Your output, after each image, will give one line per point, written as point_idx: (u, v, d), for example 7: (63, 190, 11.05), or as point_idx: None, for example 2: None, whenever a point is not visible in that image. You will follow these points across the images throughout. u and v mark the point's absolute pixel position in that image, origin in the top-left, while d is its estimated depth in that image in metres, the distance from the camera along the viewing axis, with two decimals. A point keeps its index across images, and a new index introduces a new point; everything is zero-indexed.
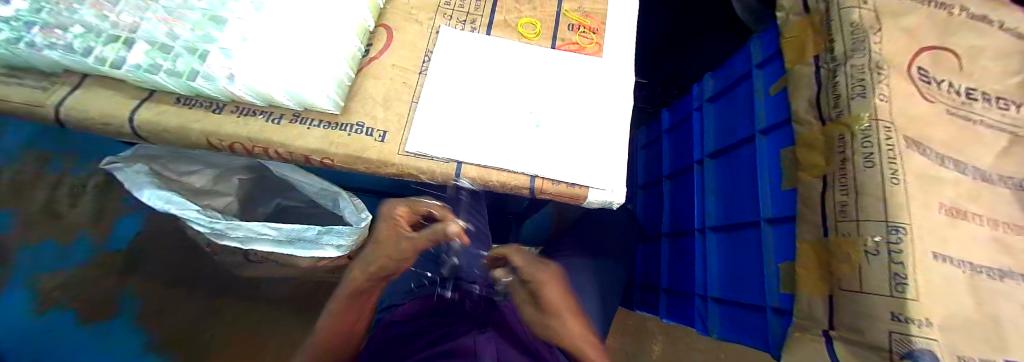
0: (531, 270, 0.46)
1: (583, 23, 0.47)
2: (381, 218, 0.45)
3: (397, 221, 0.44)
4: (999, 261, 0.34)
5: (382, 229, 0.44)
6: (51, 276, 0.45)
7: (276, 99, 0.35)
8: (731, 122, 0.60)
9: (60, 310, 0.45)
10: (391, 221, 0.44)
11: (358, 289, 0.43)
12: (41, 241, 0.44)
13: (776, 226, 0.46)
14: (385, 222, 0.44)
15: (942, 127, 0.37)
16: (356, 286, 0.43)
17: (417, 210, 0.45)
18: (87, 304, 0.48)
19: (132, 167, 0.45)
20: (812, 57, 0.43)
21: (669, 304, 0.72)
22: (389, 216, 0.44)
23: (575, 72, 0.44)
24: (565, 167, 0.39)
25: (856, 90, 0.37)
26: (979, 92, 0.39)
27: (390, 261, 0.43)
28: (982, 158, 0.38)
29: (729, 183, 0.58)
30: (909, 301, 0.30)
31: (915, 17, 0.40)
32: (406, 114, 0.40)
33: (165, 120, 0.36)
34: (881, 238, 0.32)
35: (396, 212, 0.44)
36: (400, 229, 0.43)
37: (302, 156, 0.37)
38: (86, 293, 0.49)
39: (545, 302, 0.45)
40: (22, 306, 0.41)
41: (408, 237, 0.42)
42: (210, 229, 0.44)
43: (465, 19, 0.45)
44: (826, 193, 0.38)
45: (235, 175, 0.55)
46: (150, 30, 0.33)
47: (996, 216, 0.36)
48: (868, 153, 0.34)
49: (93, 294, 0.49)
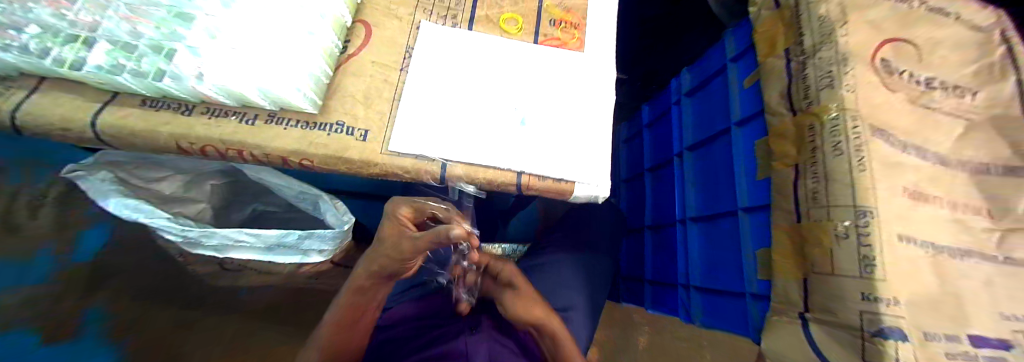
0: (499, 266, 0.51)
1: (565, 18, 0.47)
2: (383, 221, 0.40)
3: (401, 221, 0.39)
4: (958, 240, 0.36)
5: (385, 228, 0.40)
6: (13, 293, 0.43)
7: (250, 99, 0.34)
8: (708, 115, 0.61)
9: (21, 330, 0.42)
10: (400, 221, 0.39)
11: (358, 287, 0.41)
12: None
13: (752, 215, 0.48)
14: (389, 222, 0.40)
15: (905, 115, 0.39)
16: (357, 285, 0.41)
17: (423, 211, 0.41)
18: (42, 321, 0.45)
19: (97, 175, 0.43)
20: (784, 50, 0.45)
21: (654, 295, 0.73)
22: (392, 216, 0.40)
23: (557, 67, 0.44)
24: (550, 163, 0.39)
25: (824, 81, 0.38)
26: (938, 82, 0.42)
27: (392, 261, 0.39)
28: (941, 144, 0.40)
29: (708, 174, 0.59)
30: (876, 281, 0.31)
31: (878, 10, 0.42)
32: (388, 112, 0.39)
33: (132, 123, 0.34)
34: (850, 223, 0.33)
35: (400, 217, 0.39)
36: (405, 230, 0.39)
37: (279, 158, 0.36)
38: (40, 311, 0.45)
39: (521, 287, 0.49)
40: None
41: (410, 237, 0.37)
42: (183, 237, 0.42)
43: (446, 14, 0.45)
44: (798, 181, 0.39)
45: (208, 180, 0.53)
46: (111, 28, 0.31)
47: (955, 198, 0.38)
48: (836, 142, 0.36)
49: (51, 310, 0.46)
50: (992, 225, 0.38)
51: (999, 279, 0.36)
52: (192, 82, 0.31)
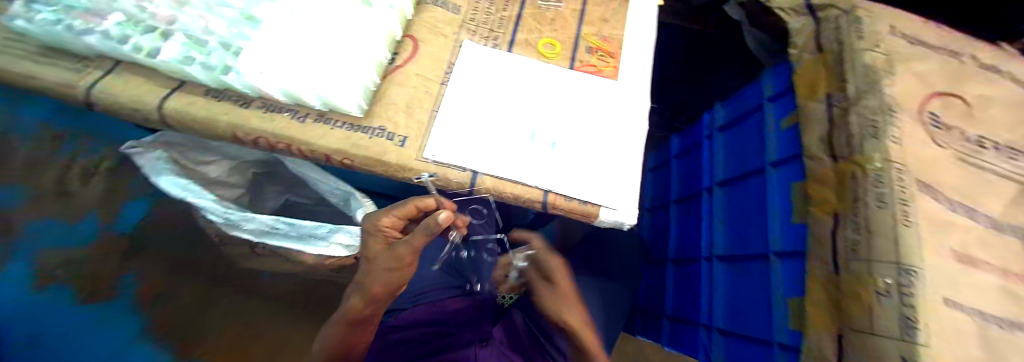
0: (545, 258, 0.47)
1: (602, 47, 0.48)
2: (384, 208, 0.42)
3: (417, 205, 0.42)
4: (1009, 310, 0.34)
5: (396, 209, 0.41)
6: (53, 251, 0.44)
7: (304, 99, 0.36)
8: (741, 152, 0.60)
9: (60, 285, 0.44)
10: (411, 202, 0.41)
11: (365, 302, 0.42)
12: (45, 218, 0.44)
13: (785, 261, 0.46)
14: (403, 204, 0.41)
15: (953, 172, 0.38)
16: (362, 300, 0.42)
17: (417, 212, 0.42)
18: (85, 279, 0.47)
19: (151, 154, 0.46)
20: (824, 95, 0.44)
21: (672, 334, 0.71)
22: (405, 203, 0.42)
23: (591, 93, 0.45)
24: (579, 184, 0.40)
25: (868, 130, 0.37)
26: (989, 141, 0.40)
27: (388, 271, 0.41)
28: (993, 206, 0.38)
29: (739, 213, 0.58)
30: (920, 346, 0.29)
31: (924, 65, 0.42)
32: (426, 122, 0.40)
33: (194, 110, 0.37)
34: (892, 280, 0.31)
35: (381, 220, 0.41)
36: (388, 237, 0.42)
37: (323, 155, 0.38)
38: (84, 269, 0.47)
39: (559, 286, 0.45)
40: (18, 280, 0.40)
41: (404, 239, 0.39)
42: (222, 220, 0.45)
43: (488, 36, 0.47)
44: (838, 230, 0.38)
45: (249, 168, 0.56)
46: (187, 23, 0.35)
47: (1006, 265, 0.36)
48: (879, 192, 0.35)
49: (96, 270, 0.49)
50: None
51: None
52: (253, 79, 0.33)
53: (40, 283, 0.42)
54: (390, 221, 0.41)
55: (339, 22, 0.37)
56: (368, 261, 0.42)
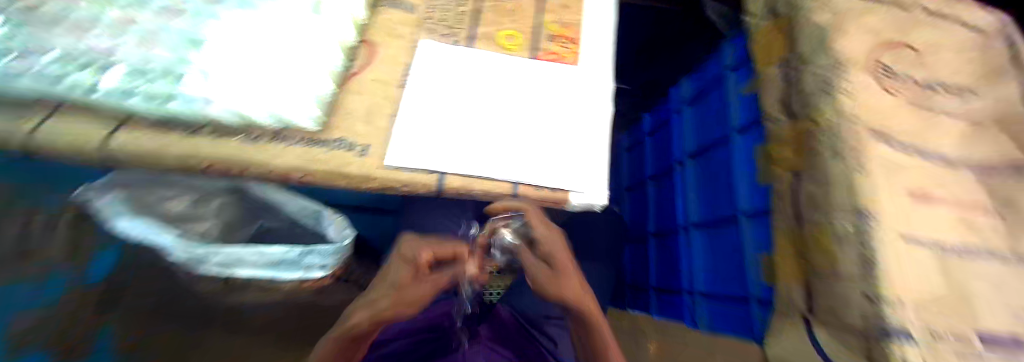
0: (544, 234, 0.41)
1: (562, 33, 0.48)
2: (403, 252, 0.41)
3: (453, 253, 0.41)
4: (969, 243, 0.35)
5: (417, 250, 0.40)
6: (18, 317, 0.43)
7: (250, 117, 0.34)
8: (706, 123, 0.62)
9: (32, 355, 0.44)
10: (452, 247, 0.42)
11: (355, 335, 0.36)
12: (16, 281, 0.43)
13: (755, 221, 0.47)
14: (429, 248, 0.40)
15: (905, 117, 0.39)
16: (350, 328, 0.36)
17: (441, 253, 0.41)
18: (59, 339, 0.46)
19: (111, 194, 0.45)
20: (780, 59, 0.45)
21: (660, 305, 0.71)
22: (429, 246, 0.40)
23: (554, 80, 0.45)
24: (549, 172, 0.40)
25: (819, 86, 0.38)
26: (940, 83, 0.41)
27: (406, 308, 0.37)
28: (946, 146, 0.39)
29: (709, 180, 0.59)
30: (880, 284, 0.29)
31: (872, 16, 0.43)
32: (388, 128, 0.40)
33: (144, 143, 0.36)
34: (851, 226, 0.32)
35: (420, 254, 0.39)
36: (420, 275, 0.39)
37: (282, 174, 0.37)
38: (54, 331, 0.46)
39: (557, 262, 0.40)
40: None
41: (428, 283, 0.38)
42: (187, 256, 0.44)
43: (446, 33, 0.46)
44: (799, 185, 0.39)
45: (216, 198, 0.54)
46: (127, 53, 0.33)
47: (964, 200, 0.37)
48: (834, 147, 0.35)
49: (65, 330, 0.47)
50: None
51: None
52: (201, 104, 0.33)
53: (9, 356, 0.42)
54: (430, 256, 0.40)
55: (286, 37, 0.37)
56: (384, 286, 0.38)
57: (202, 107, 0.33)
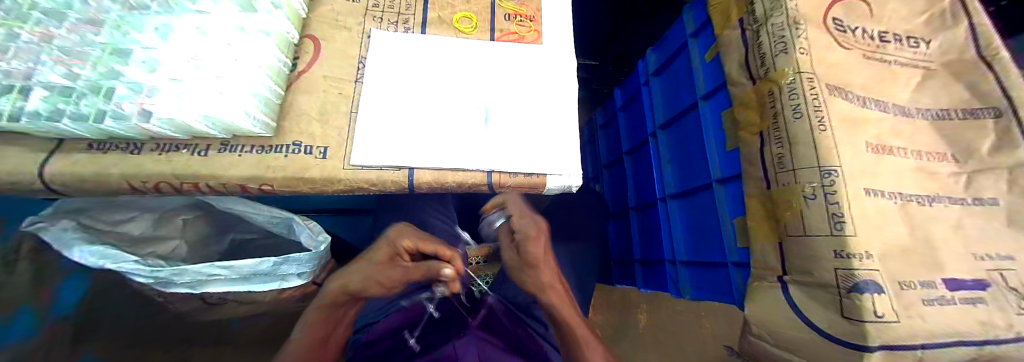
0: (518, 223, 0.49)
1: (520, 12, 0.47)
2: (383, 239, 0.45)
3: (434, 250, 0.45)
4: (925, 187, 0.37)
5: (402, 236, 0.45)
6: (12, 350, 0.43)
7: (196, 129, 0.32)
8: (674, 92, 0.62)
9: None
10: (436, 246, 0.45)
11: (334, 301, 0.41)
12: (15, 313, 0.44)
13: (726, 186, 0.48)
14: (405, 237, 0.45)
15: (860, 70, 0.40)
16: (331, 298, 0.41)
17: (424, 245, 0.45)
18: None
19: (58, 224, 0.41)
20: (737, 20, 0.45)
21: (645, 275, 0.73)
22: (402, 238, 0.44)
23: (516, 61, 0.44)
24: (520, 157, 0.39)
25: (778, 47, 0.38)
26: (890, 34, 0.42)
27: (382, 288, 0.42)
28: (900, 95, 0.40)
29: (682, 150, 0.59)
30: (848, 237, 0.31)
31: None
32: (347, 126, 0.38)
33: (78, 168, 0.33)
34: (817, 184, 0.34)
35: (403, 242, 0.44)
36: (398, 260, 0.43)
37: (238, 186, 0.35)
38: None
39: (532, 255, 0.46)
40: None
41: (404, 269, 0.43)
42: (154, 278, 0.42)
43: (397, 20, 0.44)
44: (764, 147, 0.40)
45: (178, 216, 0.51)
46: (46, 73, 0.29)
47: (918, 146, 0.38)
48: (794, 105, 0.36)
49: None
50: (960, 167, 0.38)
51: (969, 221, 0.36)
52: (135, 119, 0.29)
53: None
54: (412, 246, 0.44)
55: (224, 37, 0.33)
56: (366, 260, 0.43)
57: (136, 123, 0.29)
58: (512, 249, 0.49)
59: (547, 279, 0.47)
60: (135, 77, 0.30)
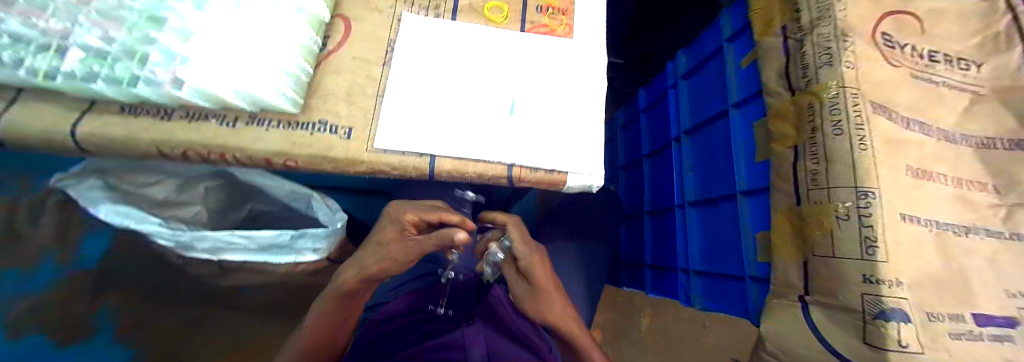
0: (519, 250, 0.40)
1: (552, 4, 0.45)
2: (389, 213, 0.43)
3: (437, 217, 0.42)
4: (962, 218, 0.35)
5: (403, 211, 0.42)
6: (23, 303, 0.45)
7: (227, 101, 0.32)
8: (703, 98, 0.60)
9: (34, 335, 0.45)
10: (440, 214, 0.42)
11: (336, 297, 0.40)
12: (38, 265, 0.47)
13: (750, 199, 0.47)
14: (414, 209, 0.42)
15: (907, 90, 0.38)
16: (337, 289, 0.40)
17: (430, 215, 0.42)
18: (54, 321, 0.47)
19: (86, 182, 0.44)
20: (781, 27, 0.43)
21: (654, 280, 0.73)
22: (403, 214, 0.42)
23: (546, 54, 0.43)
24: (543, 153, 0.38)
25: (823, 58, 0.37)
26: (940, 55, 0.39)
27: (396, 263, 0.40)
28: (946, 120, 0.38)
29: (706, 157, 0.58)
30: (878, 263, 0.30)
31: None
32: (372, 108, 0.38)
33: (111, 131, 0.34)
34: (851, 204, 0.32)
35: (408, 215, 0.42)
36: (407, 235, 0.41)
37: (264, 160, 0.35)
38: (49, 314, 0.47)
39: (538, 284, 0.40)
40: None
41: (414, 242, 0.39)
42: (175, 242, 0.44)
43: (428, 5, 0.43)
44: (798, 162, 0.38)
45: (200, 183, 0.52)
46: (81, 34, 0.28)
47: (959, 175, 0.37)
48: (835, 120, 0.34)
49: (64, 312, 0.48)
50: (999, 200, 0.37)
51: (1006, 256, 0.35)
52: (168, 87, 0.29)
53: (10, 336, 0.43)
54: (417, 218, 0.42)
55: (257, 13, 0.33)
56: (378, 243, 0.41)
57: (168, 90, 0.29)
58: (517, 275, 0.42)
59: (557, 308, 0.41)
60: (170, 45, 0.29)
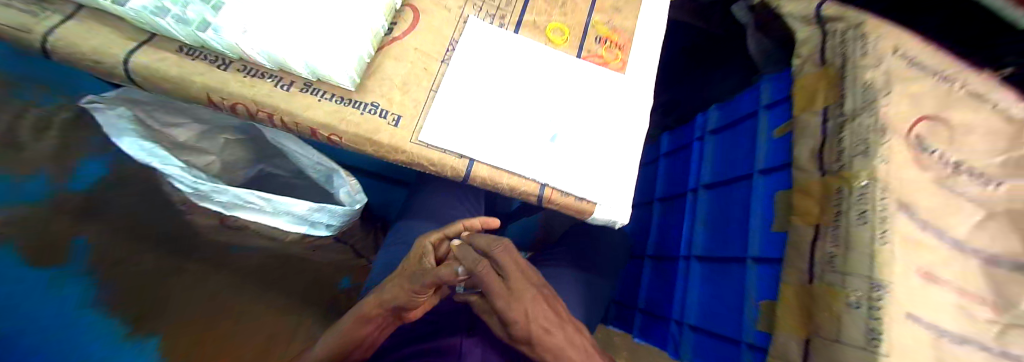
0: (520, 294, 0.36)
1: (610, 37, 0.47)
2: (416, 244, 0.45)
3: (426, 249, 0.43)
4: (986, 337, 0.33)
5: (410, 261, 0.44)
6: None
7: (291, 66, 0.34)
8: (729, 157, 0.63)
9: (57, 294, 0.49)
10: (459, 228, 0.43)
11: (360, 317, 0.41)
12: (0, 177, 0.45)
13: (763, 265, 0.49)
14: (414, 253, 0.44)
15: (929, 195, 0.36)
16: (360, 313, 0.42)
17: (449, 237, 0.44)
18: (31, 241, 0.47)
19: (114, 111, 0.45)
20: (822, 108, 0.44)
21: (643, 325, 0.74)
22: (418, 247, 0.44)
23: (597, 85, 0.43)
24: (575, 179, 0.39)
25: (859, 149, 0.37)
26: (966, 166, 0.38)
27: (404, 292, 0.39)
28: (977, 233, 0.36)
29: (720, 216, 0.61)
30: (879, 356, 0.30)
31: (922, 84, 0.40)
32: (424, 101, 0.38)
33: (166, 67, 0.34)
34: (863, 292, 0.33)
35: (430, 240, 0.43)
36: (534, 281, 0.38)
37: (309, 129, 0.35)
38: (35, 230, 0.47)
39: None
40: None
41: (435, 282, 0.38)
42: (193, 190, 0.44)
43: (495, 14, 0.44)
44: (817, 241, 0.40)
45: (222, 134, 0.56)
46: None
47: (985, 293, 0.34)
48: (862, 208, 0.35)
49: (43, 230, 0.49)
50: None
51: None
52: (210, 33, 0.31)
53: None
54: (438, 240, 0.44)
55: (337, 12, 0.34)
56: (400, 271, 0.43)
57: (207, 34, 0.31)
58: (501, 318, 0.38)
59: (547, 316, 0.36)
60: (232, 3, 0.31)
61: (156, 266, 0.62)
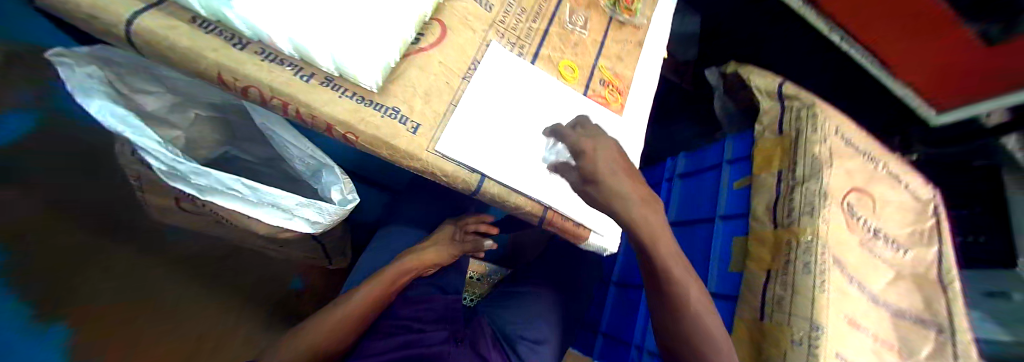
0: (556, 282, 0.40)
1: (612, 82, 0.52)
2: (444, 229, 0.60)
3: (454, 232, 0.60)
4: None
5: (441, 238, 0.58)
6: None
7: (316, 58, 0.34)
8: (695, 200, 0.70)
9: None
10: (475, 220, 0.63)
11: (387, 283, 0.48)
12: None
13: (720, 300, 0.54)
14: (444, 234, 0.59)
15: (856, 253, 0.43)
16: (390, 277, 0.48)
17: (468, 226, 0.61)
18: None
19: (84, 69, 0.39)
20: (777, 171, 0.51)
21: (604, 348, 0.78)
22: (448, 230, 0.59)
23: (598, 122, 0.47)
24: (573, 206, 0.42)
25: (806, 209, 0.44)
26: (882, 232, 0.46)
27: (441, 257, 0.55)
28: (888, 289, 0.44)
29: (684, 252, 0.67)
30: None
31: (855, 161, 0.49)
32: (442, 113, 0.39)
33: (175, 35, 0.32)
34: (805, 332, 0.38)
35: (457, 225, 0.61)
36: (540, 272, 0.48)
37: (325, 125, 0.35)
38: None
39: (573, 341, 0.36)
40: None
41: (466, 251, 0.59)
42: (168, 168, 0.38)
43: (515, 43, 0.47)
44: (768, 284, 0.45)
45: (194, 109, 0.52)
46: None
47: (893, 339, 0.41)
48: (806, 260, 0.42)
49: None
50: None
51: None
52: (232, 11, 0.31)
53: None
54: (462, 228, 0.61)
55: None
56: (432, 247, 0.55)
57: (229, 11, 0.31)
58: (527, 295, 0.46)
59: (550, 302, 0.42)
60: None
61: (73, 245, 0.59)
